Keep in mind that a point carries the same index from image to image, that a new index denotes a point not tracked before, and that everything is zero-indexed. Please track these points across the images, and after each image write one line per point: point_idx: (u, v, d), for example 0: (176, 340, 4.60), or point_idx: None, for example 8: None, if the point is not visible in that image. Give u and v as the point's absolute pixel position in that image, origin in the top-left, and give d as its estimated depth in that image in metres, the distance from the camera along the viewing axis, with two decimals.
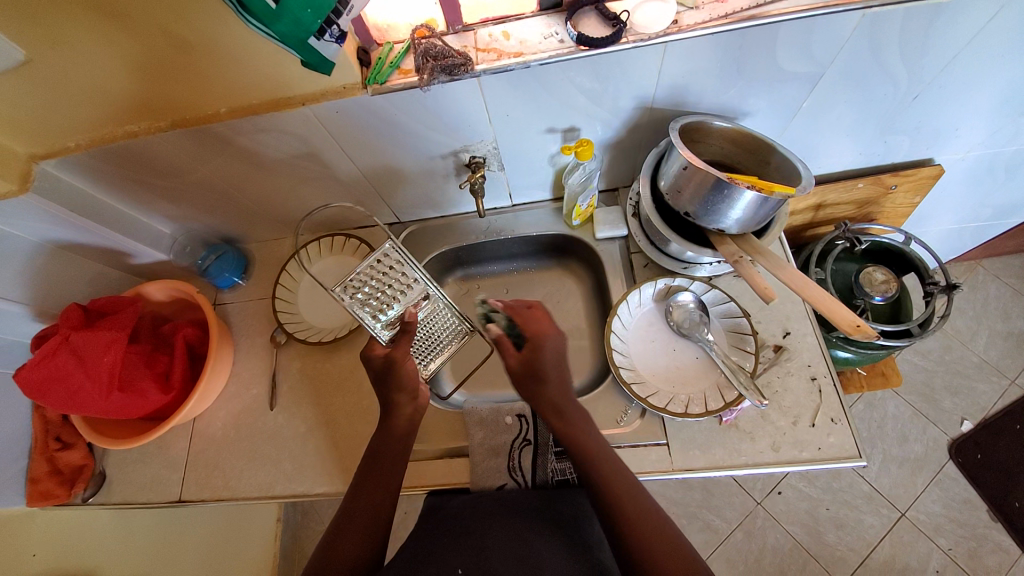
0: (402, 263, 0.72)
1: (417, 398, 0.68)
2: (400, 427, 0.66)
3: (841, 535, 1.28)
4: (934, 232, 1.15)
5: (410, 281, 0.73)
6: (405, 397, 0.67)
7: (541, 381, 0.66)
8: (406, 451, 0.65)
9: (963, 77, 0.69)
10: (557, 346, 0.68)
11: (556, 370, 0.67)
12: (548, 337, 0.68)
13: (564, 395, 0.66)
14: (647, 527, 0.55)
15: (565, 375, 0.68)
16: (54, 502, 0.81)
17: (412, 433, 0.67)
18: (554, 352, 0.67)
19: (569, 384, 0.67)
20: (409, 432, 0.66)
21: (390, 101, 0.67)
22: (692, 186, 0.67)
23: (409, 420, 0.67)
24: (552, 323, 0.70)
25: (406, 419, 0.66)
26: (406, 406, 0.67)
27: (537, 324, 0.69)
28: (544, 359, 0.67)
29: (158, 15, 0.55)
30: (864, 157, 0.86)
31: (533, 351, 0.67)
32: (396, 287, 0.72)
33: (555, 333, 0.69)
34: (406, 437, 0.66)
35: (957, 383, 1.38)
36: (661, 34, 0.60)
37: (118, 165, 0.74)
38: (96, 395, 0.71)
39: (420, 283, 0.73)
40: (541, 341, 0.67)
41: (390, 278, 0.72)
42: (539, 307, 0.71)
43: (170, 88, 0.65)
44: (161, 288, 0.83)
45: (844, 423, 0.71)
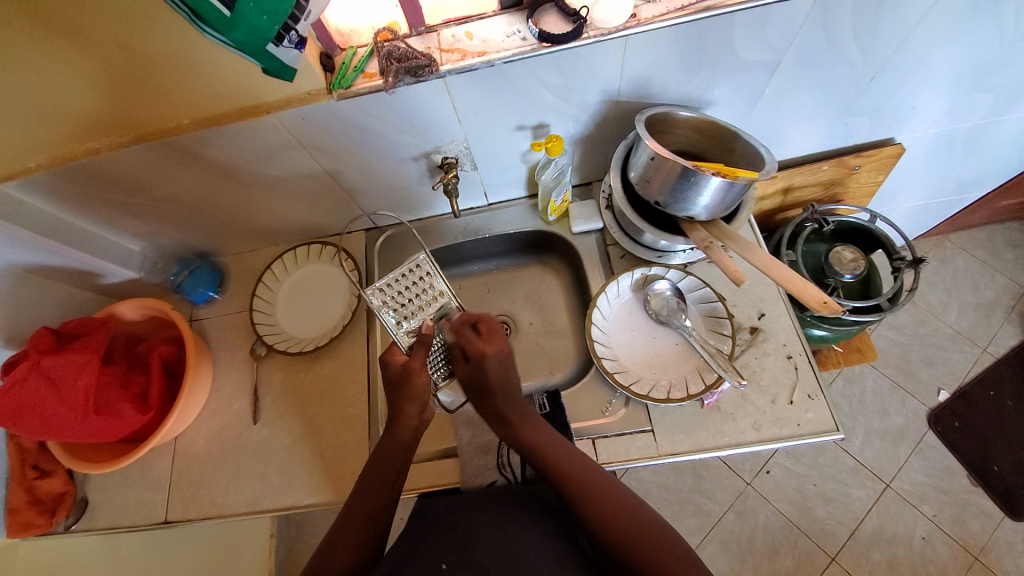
0: (431, 273, 0.74)
1: (425, 408, 0.67)
2: (401, 439, 0.65)
3: (829, 510, 1.31)
4: (901, 209, 1.19)
5: (435, 293, 0.74)
6: (411, 410, 0.65)
7: (488, 396, 0.65)
8: (406, 458, 0.64)
9: (913, 58, 0.71)
10: (501, 362, 0.66)
11: (500, 383, 0.65)
12: (489, 354, 0.65)
13: (513, 404, 0.66)
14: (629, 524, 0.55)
15: (511, 385, 0.67)
16: (34, 532, 0.78)
17: (414, 445, 0.66)
18: (498, 367, 0.65)
19: (516, 392, 0.66)
20: (411, 443, 0.65)
21: (356, 105, 0.66)
22: (660, 175, 0.68)
23: (414, 431, 0.66)
24: (499, 339, 0.67)
25: (411, 432, 0.65)
26: (409, 417, 0.65)
27: (476, 345, 0.66)
28: (488, 374, 0.65)
29: (110, 28, 0.54)
30: (827, 140, 0.89)
31: (477, 369, 0.65)
32: (422, 296, 0.73)
33: (498, 350, 0.66)
34: (407, 447, 0.65)
35: (932, 355, 1.43)
36: (620, 28, 0.61)
37: (82, 183, 0.73)
38: (72, 420, 0.69)
39: (445, 296, 0.74)
40: (482, 360, 0.65)
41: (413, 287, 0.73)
42: (484, 321, 0.68)
43: (130, 103, 0.64)
44: (134, 307, 0.82)
45: (820, 398, 0.72)
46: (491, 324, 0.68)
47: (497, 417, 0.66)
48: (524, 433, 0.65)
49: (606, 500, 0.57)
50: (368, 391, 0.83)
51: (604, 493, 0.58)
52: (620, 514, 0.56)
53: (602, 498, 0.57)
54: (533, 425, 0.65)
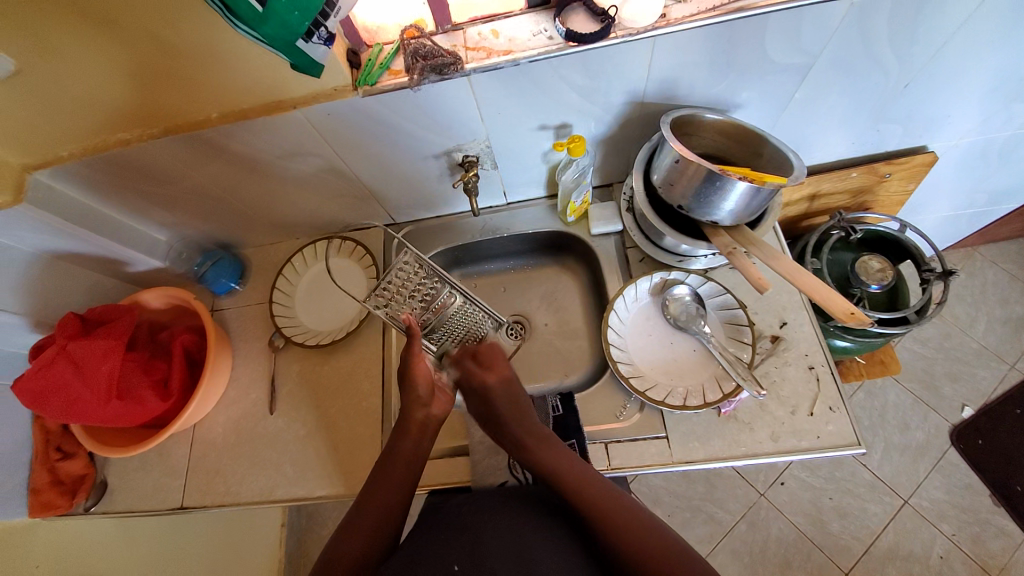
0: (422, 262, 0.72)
1: (429, 405, 0.67)
2: (412, 433, 0.65)
3: (844, 524, 1.28)
4: (930, 219, 1.16)
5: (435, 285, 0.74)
6: (419, 403, 0.66)
7: (501, 426, 0.66)
8: (418, 453, 0.65)
9: (952, 64, 0.69)
10: (505, 389, 0.68)
11: (508, 409, 0.66)
12: (493, 383, 0.68)
13: (527, 430, 0.65)
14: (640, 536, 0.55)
15: (522, 409, 0.67)
16: (54, 512, 0.80)
17: (426, 441, 0.66)
18: (504, 394, 0.67)
19: (527, 414, 0.67)
20: (423, 439, 0.65)
21: (380, 101, 0.67)
22: (684, 179, 0.67)
23: (421, 426, 0.66)
24: (500, 364, 0.70)
25: (419, 424, 0.65)
26: (418, 411, 0.66)
27: (479, 375, 0.68)
28: (496, 405, 0.67)
29: (145, 21, 0.55)
30: (857, 147, 0.86)
31: (484, 399, 0.67)
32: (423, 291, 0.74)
33: (501, 377, 0.69)
34: (420, 443, 0.65)
35: (957, 370, 1.39)
36: (649, 29, 0.61)
37: (112, 172, 0.74)
38: (95, 405, 0.71)
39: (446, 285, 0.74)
40: (487, 389, 0.67)
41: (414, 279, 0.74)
42: (483, 350, 0.71)
43: (160, 95, 0.65)
44: (158, 296, 0.83)
45: (842, 411, 0.71)
46: (491, 351, 0.72)
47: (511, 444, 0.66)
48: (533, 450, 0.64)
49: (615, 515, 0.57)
50: (383, 386, 0.83)
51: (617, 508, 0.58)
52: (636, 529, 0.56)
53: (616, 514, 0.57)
54: (541, 441, 0.65)
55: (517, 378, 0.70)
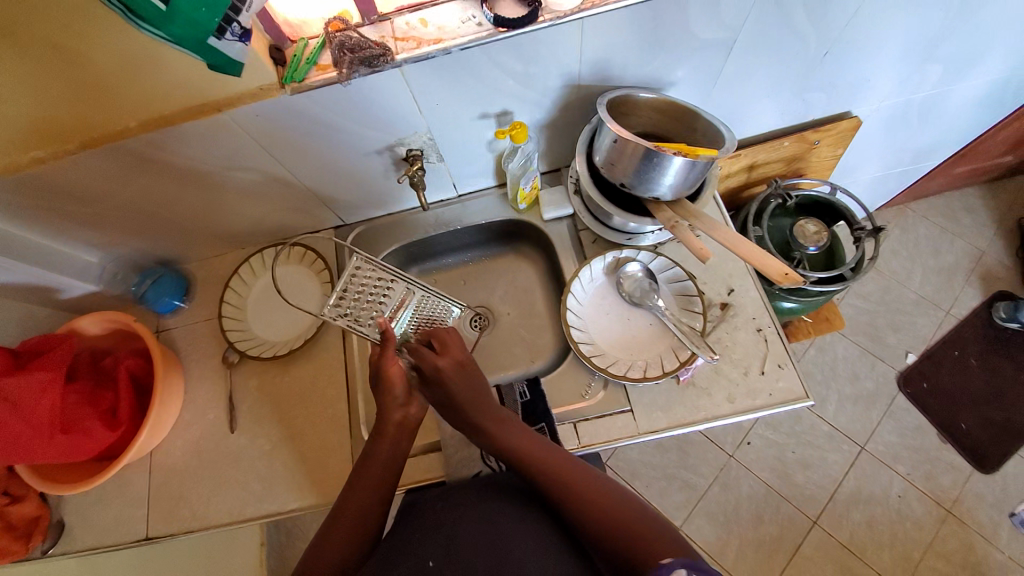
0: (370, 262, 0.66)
1: (408, 405, 0.64)
2: (389, 435, 0.63)
3: (808, 475, 1.36)
4: (863, 180, 1.23)
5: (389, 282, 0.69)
6: (396, 403, 0.64)
7: (459, 412, 0.64)
8: (397, 455, 0.63)
9: (865, 31, 0.73)
10: (459, 372, 0.65)
11: (467, 394, 0.64)
12: (446, 368, 0.64)
13: (484, 413, 0.64)
14: (609, 504, 0.57)
15: (480, 392, 0.65)
16: (9, 558, 0.74)
17: (403, 441, 0.64)
18: (460, 378, 0.64)
19: (486, 398, 0.65)
20: (400, 440, 0.63)
21: (311, 99, 0.65)
22: (624, 158, 0.68)
23: (399, 427, 0.64)
24: (455, 348, 0.67)
25: (396, 425, 0.63)
26: (396, 411, 0.64)
27: (430, 359, 0.64)
28: (453, 390, 0.64)
29: (40, 27, 0.51)
30: (787, 116, 0.90)
31: (442, 386, 0.64)
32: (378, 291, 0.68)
33: (455, 360, 0.65)
34: (398, 446, 0.63)
35: (898, 320, 1.49)
36: (574, 11, 0.61)
37: (28, 196, 0.69)
38: (37, 442, 0.66)
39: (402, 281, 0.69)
40: (441, 376, 0.63)
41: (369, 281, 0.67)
42: (437, 335, 0.67)
43: (71, 108, 0.61)
44: (96, 321, 0.79)
45: (789, 367, 0.75)
46: (446, 336, 0.67)
47: (470, 428, 0.65)
48: (499, 436, 0.64)
49: (583, 489, 0.58)
50: (347, 391, 0.82)
51: (588, 485, 0.59)
52: (610, 500, 0.58)
53: (591, 490, 0.58)
54: (506, 426, 0.64)
55: (472, 361, 0.67)
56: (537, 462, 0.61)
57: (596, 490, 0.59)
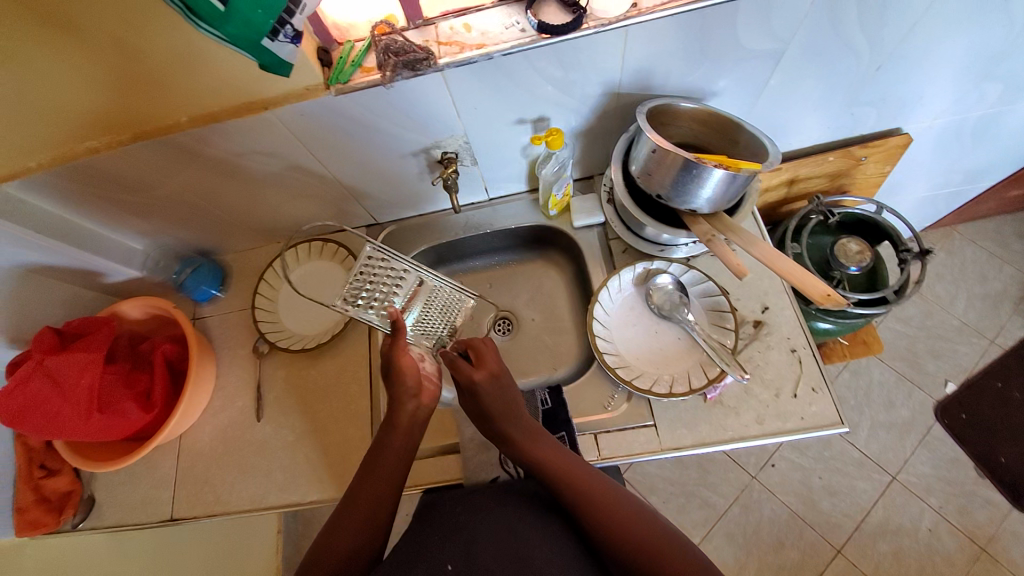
0: (387, 257, 0.67)
1: (420, 394, 0.66)
2: (402, 426, 0.64)
3: (834, 502, 1.30)
4: (908, 200, 1.18)
5: (401, 272, 0.69)
6: (408, 394, 0.65)
7: (490, 421, 0.65)
8: (409, 447, 0.64)
9: (922, 46, 0.70)
10: (494, 385, 0.66)
11: (498, 407, 0.65)
12: (481, 381, 0.65)
13: (515, 424, 0.65)
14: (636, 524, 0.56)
15: (513, 404, 0.66)
16: (42, 530, 0.78)
17: (415, 433, 0.65)
18: (495, 392, 0.66)
19: (518, 410, 0.66)
20: (413, 432, 0.65)
21: (353, 100, 0.66)
22: (662, 168, 0.67)
23: (411, 419, 0.65)
24: (490, 360, 0.69)
25: (408, 418, 0.65)
26: (409, 403, 0.65)
27: (467, 372, 0.66)
28: (485, 400, 0.65)
29: (106, 23, 0.53)
30: (832, 131, 0.87)
31: (474, 397, 0.66)
32: (389, 280, 0.68)
33: (490, 372, 0.67)
34: (410, 437, 0.64)
35: (939, 346, 1.42)
36: (620, 19, 0.60)
37: (83, 182, 0.73)
38: (76, 419, 0.69)
39: (412, 271, 0.69)
40: (475, 388, 0.65)
41: (384, 271, 0.67)
42: (475, 346, 0.70)
43: (127, 101, 0.64)
44: (137, 306, 0.82)
45: (824, 391, 0.72)
46: (482, 349, 0.70)
47: (500, 437, 0.65)
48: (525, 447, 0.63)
49: (609, 506, 0.57)
50: (371, 388, 0.83)
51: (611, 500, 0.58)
52: (636, 520, 0.56)
53: (614, 505, 0.58)
54: (533, 438, 0.64)
55: (507, 374, 0.69)
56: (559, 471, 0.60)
57: (619, 505, 0.58)
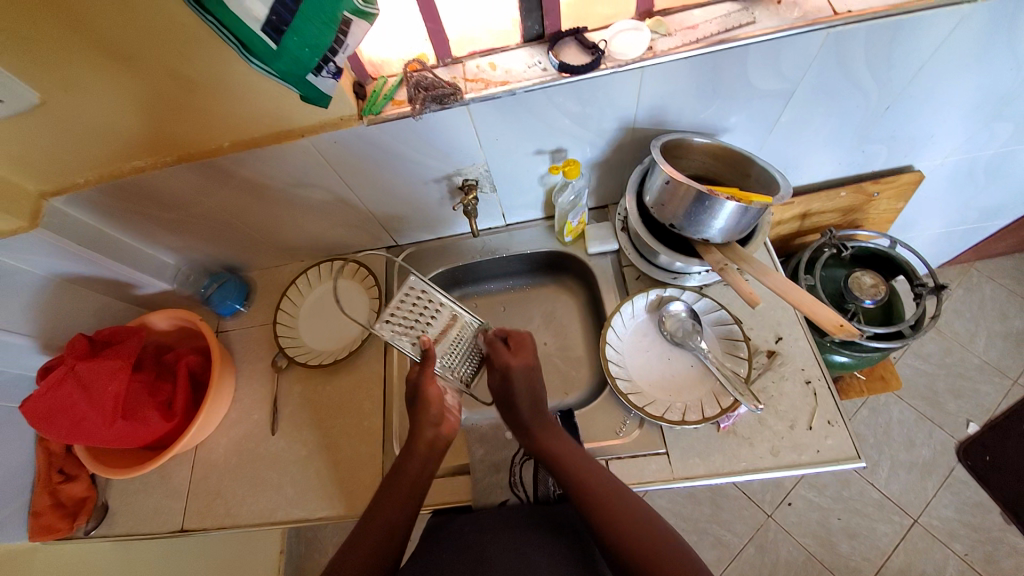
0: (426, 291, 0.78)
1: (440, 425, 0.70)
2: (419, 454, 0.67)
3: (854, 545, 1.25)
4: (923, 236, 1.18)
5: (437, 306, 0.78)
6: (430, 422, 0.69)
7: (514, 408, 0.70)
8: (424, 474, 0.66)
9: (928, 89, 0.73)
10: (527, 373, 0.71)
11: (525, 394, 0.70)
12: (516, 365, 0.71)
13: (535, 414, 0.70)
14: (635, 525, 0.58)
15: (537, 395, 0.71)
16: (54, 536, 0.79)
17: (433, 462, 0.68)
18: (524, 378, 0.71)
19: (542, 404, 0.70)
20: (429, 460, 0.67)
21: (384, 130, 0.70)
22: (675, 199, 0.69)
23: (430, 447, 0.68)
24: (526, 350, 0.73)
25: (427, 444, 0.68)
26: (428, 430, 0.68)
27: (504, 356, 0.72)
28: (515, 384, 0.70)
29: (165, 57, 0.58)
30: (844, 167, 0.90)
31: (505, 380, 0.71)
32: (426, 313, 0.76)
33: (526, 361, 0.72)
34: (425, 468, 0.66)
35: (960, 386, 1.38)
36: (636, 61, 0.65)
37: (125, 198, 0.77)
38: (101, 424, 0.71)
39: (447, 305, 0.78)
40: (508, 370, 0.71)
41: (419, 304, 0.76)
42: (514, 335, 0.75)
43: (175, 126, 0.69)
44: (164, 317, 0.85)
45: (841, 425, 0.71)
46: (520, 339, 0.75)
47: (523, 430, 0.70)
48: (543, 441, 0.68)
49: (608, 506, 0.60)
50: (385, 406, 0.84)
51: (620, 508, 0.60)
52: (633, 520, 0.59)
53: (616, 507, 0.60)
54: (552, 433, 0.69)
55: (540, 367, 0.73)
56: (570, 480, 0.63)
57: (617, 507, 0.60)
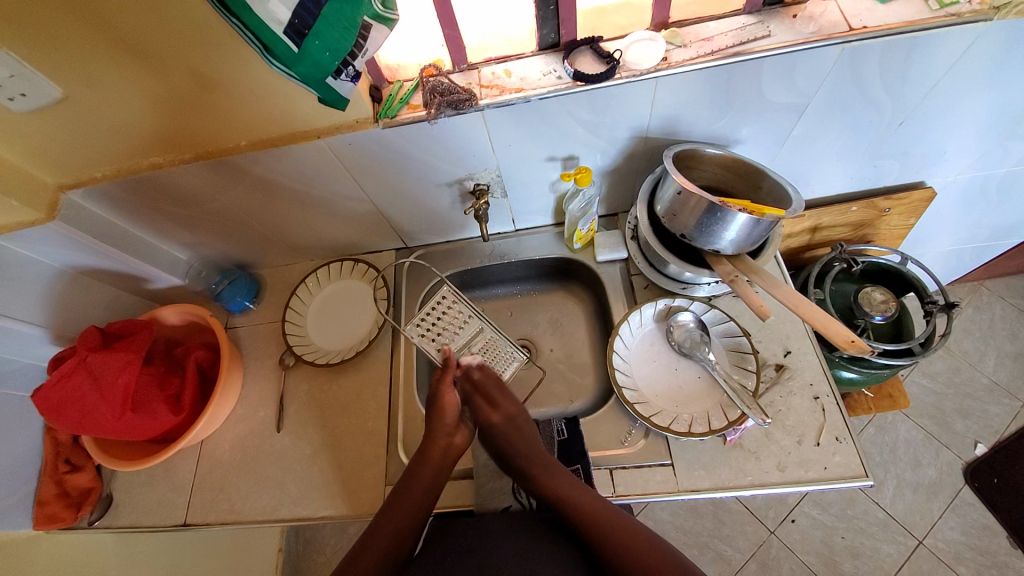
0: (455, 301, 0.81)
1: (454, 434, 0.71)
2: (434, 460, 0.68)
3: (857, 565, 1.23)
4: (934, 253, 1.17)
5: (465, 317, 0.80)
6: (444, 429, 0.71)
7: (506, 459, 0.70)
8: (438, 479, 0.68)
9: (942, 107, 0.72)
10: (507, 428, 0.72)
11: (512, 449, 0.70)
12: (495, 424, 0.72)
13: (531, 459, 0.68)
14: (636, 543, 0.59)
15: (527, 446, 0.70)
16: (57, 526, 0.80)
17: (446, 467, 0.69)
18: (506, 435, 0.71)
19: (535, 450, 0.70)
20: (444, 466, 0.69)
21: (399, 133, 0.71)
22: (686, 210, 0.70)
23: (444, 451, 0.69)
24: (506, 404, 0.74)
25: (441, 452, 0.69)
26: (443, 436, 0.70)
27: (484, 415, 0.73)
28: (497, 444, 0.71)
29: (186, 56, 0.59)
30: (856, 182, 0.89)
31: (488, 436, 0.72)
32: (453, 324, 0.80)
33: (505, 415, 0.73)
34: (439, 472, 0.68)
35: (968, 406, 1.36)
36: (651, 70, 0.65)
37: (141, 193, 0.79)
38: (110, 416, 0.72)
39: (474, 318, 0.81)
40: (491, 429, 0.72)
41: (451, 315, 0.80)
42: (490, 388, 0.75)
43: (194, 125, 0.70)
44: (175, 312, 0.86)
45: (848, 442, 0.70)
46: (497, 390, 0.75)
47: (518, 473, 0.69)
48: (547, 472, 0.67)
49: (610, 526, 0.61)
50: (390, 407, 0.84)
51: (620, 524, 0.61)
52: (632, 533, 0.60)
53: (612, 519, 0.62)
54: (553, 474, 0.67)
55: (522, 416, 0.74)
56: (575, 501, 0.63)
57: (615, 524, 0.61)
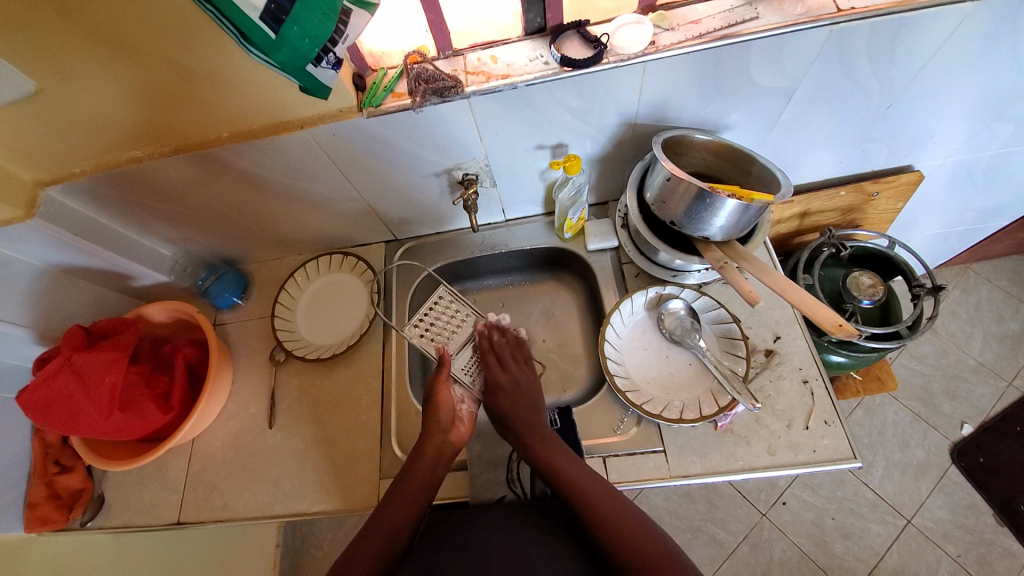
0: (455, 299, 0.82)
1: (450, 430, 0.71)
2: (427, 458, 0.68)
3: (847, 545, 1.26)
4: (922, 236, 1.18)
5: (464, 316, 0.81)
6: (439, 427, 0.70)
7: (509, 426, 0.72)
8: (434, 473, 0.68)
9: (929, 89, 0.72)
10: (513, 391, 0.74)
11: (514, 411, 0.72)
12: (503, 383, 0.75)
13: (533, 428, 0.70)
14: (632, 535, 0.59)
15: (530, 408, 0.73)
16: (51, 527, 0.80)
17: (441, 462, 0.69)
18: (510, 395, 0.74)
19: (537, 417, 0.72)
20: (438, 465, 0.68)
21: (383, 122, 0.70)
22: (676, 196, 0.69)
23: (436, 454, 0.69)
24: (517, 367, 0.77)
25: (435, 447, 0.69)
26: (439, 434, 0.70)
27: (494, 372, 0.76)
28: (502, 405, 0.73)
29: (162, 46, 0.58)
30: (845, 166, 0.89)
31: (491, 400, 0.74)
32: (454, 321, 0.81)
33: (512, 378, 0.76)
34: (433, 470, 0.68)
35: (955, 387, 1.39)
36: (639, 55, 0.64)
37: (122, 189, 0.77)
38: (97, 416, 0.71)
39: (474, 316, 0.81)
40: (497, 389, 0.75)
41: (449, 313, 0.81)
42: (503, 346, 0.79)
43: (173, 117, 0.68)
44: (162, 309, 0.85)
45: (837, 425, 0.71)
46: (508, 352, 0.79)
47: (520, 445, 0.70)
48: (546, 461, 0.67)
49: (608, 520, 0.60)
50: (383, 401, 0.84)
51: (618, 516, 0.61)
52: (628, 526, 0.60)
53: (610, 510, 0.61)
54: (553, 449, 0.68)
55: (530, 381, 0.77)
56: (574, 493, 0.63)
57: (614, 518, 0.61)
